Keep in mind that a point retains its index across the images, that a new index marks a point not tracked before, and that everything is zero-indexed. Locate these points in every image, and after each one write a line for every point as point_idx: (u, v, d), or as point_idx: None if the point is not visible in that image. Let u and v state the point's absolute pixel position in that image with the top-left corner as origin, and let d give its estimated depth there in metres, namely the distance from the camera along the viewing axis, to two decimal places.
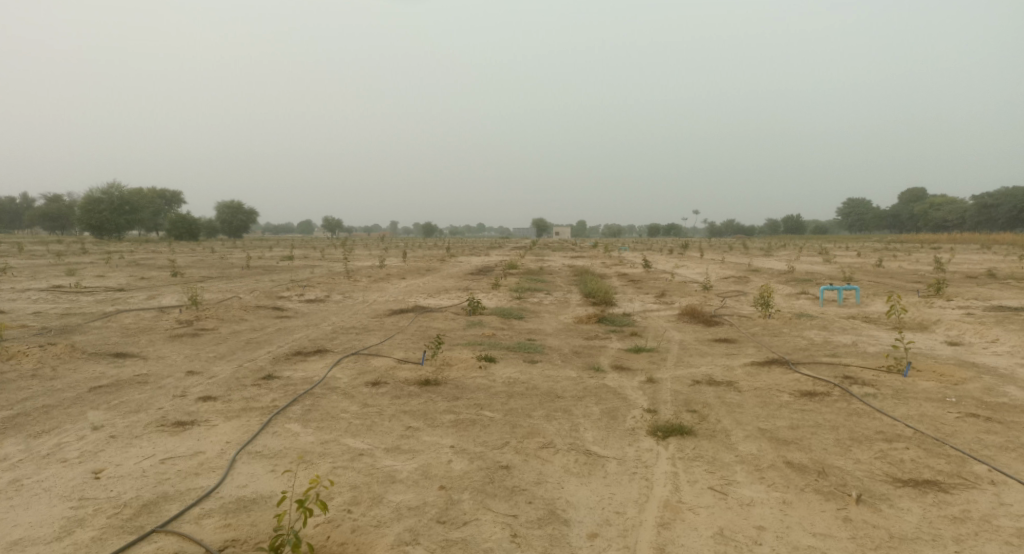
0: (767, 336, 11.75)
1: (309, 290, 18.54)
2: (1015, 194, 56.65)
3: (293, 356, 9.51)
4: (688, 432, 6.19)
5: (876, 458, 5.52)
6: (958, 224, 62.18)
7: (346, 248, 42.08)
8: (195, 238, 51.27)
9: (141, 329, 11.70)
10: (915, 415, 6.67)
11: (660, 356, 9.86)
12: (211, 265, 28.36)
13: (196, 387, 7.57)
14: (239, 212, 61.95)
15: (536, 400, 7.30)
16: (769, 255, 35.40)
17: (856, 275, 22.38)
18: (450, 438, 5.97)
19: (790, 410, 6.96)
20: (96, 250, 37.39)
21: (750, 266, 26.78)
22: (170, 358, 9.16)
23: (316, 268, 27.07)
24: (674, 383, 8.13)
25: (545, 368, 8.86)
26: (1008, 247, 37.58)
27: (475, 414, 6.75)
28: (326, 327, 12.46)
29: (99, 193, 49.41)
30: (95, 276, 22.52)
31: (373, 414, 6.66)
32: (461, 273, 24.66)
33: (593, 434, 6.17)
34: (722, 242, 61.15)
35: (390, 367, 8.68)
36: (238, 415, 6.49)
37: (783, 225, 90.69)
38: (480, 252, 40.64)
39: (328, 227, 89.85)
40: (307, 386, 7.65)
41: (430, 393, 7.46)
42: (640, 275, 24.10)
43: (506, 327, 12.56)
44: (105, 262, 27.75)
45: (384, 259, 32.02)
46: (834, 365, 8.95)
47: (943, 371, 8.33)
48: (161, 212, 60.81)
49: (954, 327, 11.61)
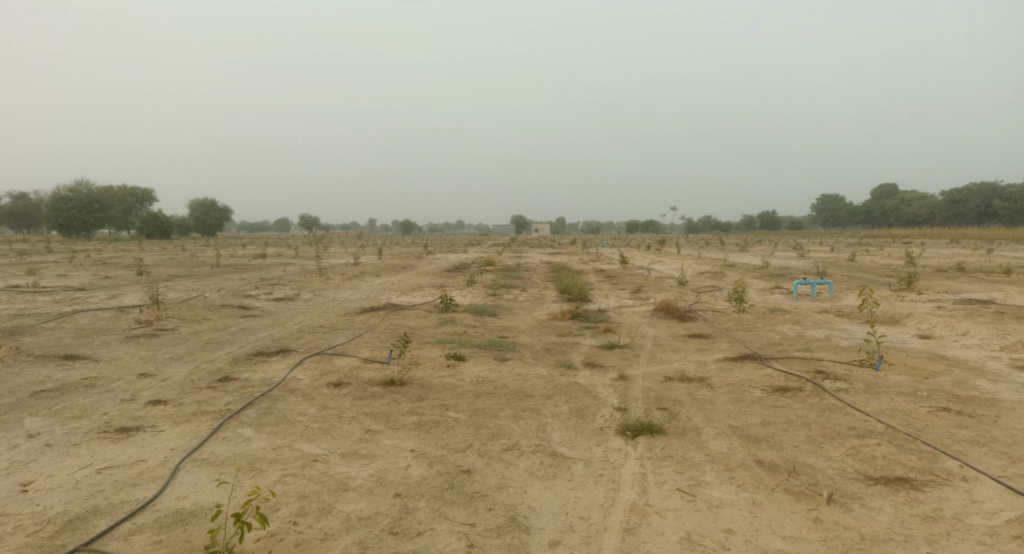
0: (741, 330, 11.67)
1: (279, 288, 18.09)
2: (982, 189, 57.65)
3: (254, 356, 9.17)
4: (658, 431, 6.00)
5: (848, 456, 5.39)
6: (928, 220, 63.25)
7: (321, 245, 41.48)
8: (167, 237, 50.14)
9: (96, 331, 11.24)
10: (886, 410, 6.56)
11: (633, 352, 9.68)
12: (180, 263, 27.66)
13: (146, 391, 7.22)
14: (213, 211, 60.70)
15: (504, 400, 7.08)
16: (745, 250, 35.66)
17: (830, 269, 22.52)
18: (411, 441, 5.71)
19: (762, 406, 6.82)
20: (62, 248, 36.40)
21: (725, 261, 26.83)
22: (123, 360, 8.77)
23: (288, 265, 26.58)
24: (646, 380, 7.96)
25: (515, 366, 8.63)
26: (977, 241, 38.26)
27: (439, 415, 6.50)
28: (292, 326, 12.09)
29: (67, 191, 48.10)
30: (57, 275, 21.77)
31: (332, 417, 6.37)
32: (436, 271, 24.35)
33: (560, 435, 5.96)
34: (700, 239, 61.52)
35: (355, 367, 8.38)
36: (187, 420, 6.17)
37: (758, 221, 91.57)
38: (457, 249, 40.34)
39: (305, 225, 88.98)
40: (265, 388, 7.34)
41: (394, 394, 7.19)
42: (617, 271, 24.02)
43: (478, 324, 12.33)
44: (68, 262, 26.87)
45: (359, 256, 31.56)
46: (807, 360, 8.86)
47: (914, 365, 8.26)
48: (131, 209, 59.36)
49: (926, 321, 11.61)
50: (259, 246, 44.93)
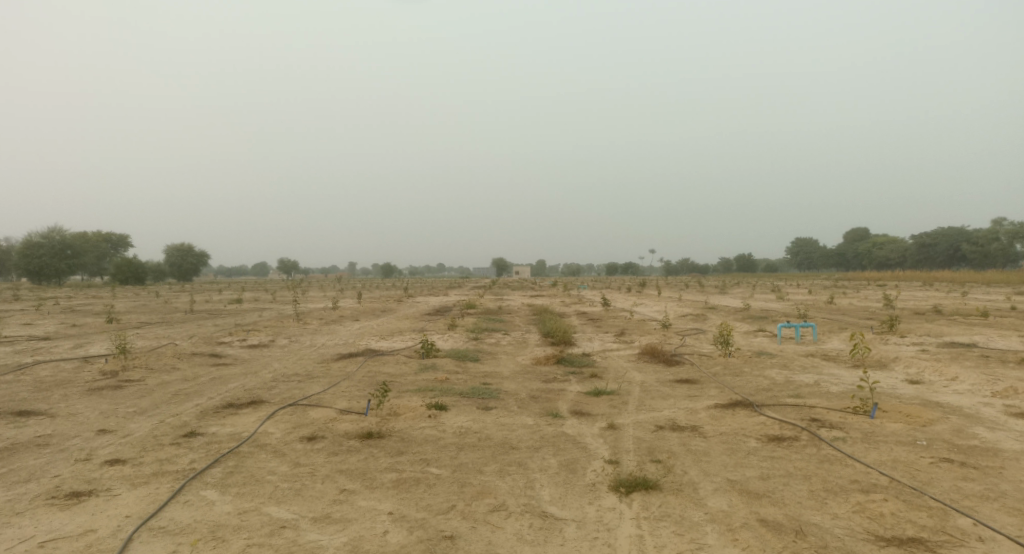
0: (729, 375, 11.43)
1: (253, 335, 17.52)
2: (951, 233, 58.97)
3: (223, 409, 8.66)
4: (653, 486, 5.66)
5: (854, 513, 5.10)
6: (900, 263, 64.38)
7: (300, 289, 40.86)
8: (140, 283, 49.02)
9: (56, 383, 10.62)
10: (887, 461, 6.31)
11: (621, 400, 9.35)
12: (152, 310, 26.87)
13: (104, 449, 6.70)
14: (188, 255, 59.79)
15: (489, 453, 6.69)
16: (725, 292, 35.87)
17: (811, 311, 22.56)
18: (390, 501, 5.31)
19: (759, 458, 6.51)
20: (30, 295, 35.29)
21: (706, 303, 26.83)
22: (82, 415, 8.22)
23: (265, 310, 26.03)
24: (636, 430, 7.62)
25: (500, 416, 8.24)
26: (948, 284, 38.89)
27: (421, 471, 6.09)
28: (266, 375, 11.58)
29: (39, 237, 47.07)
30: (21, 324, 20.93)
31: (304, 476, 5.94)
32: (417, 315, 23.95)
33: (549, 493, 5.58)
34: (679, 281, 61.73)
35: (330, 419, 7.92)
36: (146, 482, 5.68)
37: (735, 264, 92.59)
38: (438, 292, 39.94)
39: (283, 268, 88.29)
40: (233, 444, 6.87)
41: (372, 448, 6.77)
42: (600, 313, 23.82)
43: (460, 370, 11.94)
44: (35, 309, 25.97)
45: (338, 300, 31.02)
46: (800, 407, 8.60)
47: (909, 412, 8.05)
48: (105, 255, 58.16)
49: (913, 365, 11.48)
50: (236, 290, 44.19)
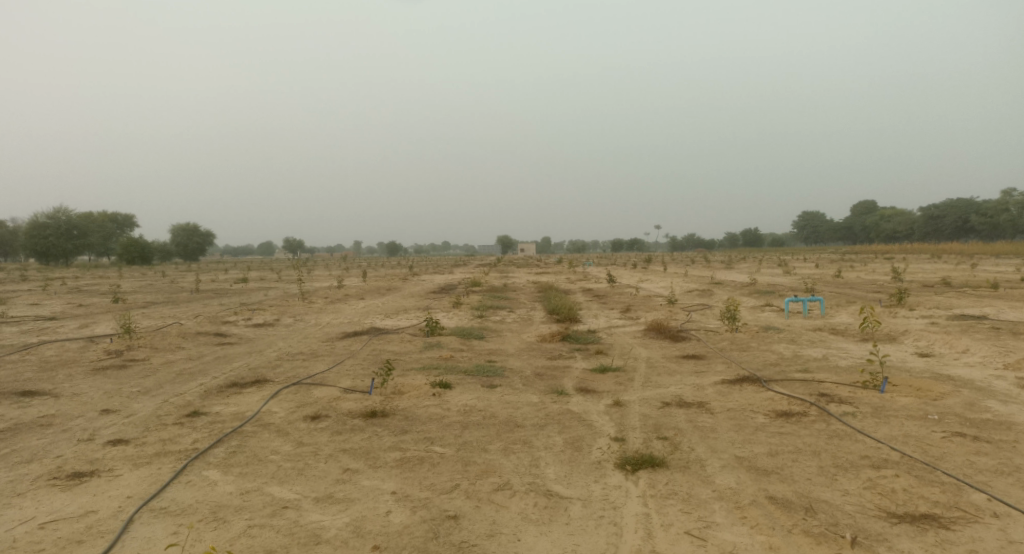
0: (736, 350, 11.33)
1: (258, 314, 17.47)
2: (960, 205, 58.32)
3: (227, 388, 8.62)
4: (660, 464, 5.58)
5: (865, 489, 5.02)
6: (907, 235, 63.82)
7: (305, 268, 40.80)
8: (147, 263, 49.13)
9: (61, 363, 10.61)
10: (898, 436, 6.21)
11: (627, 376, 9.26)
12: (158, 290, 26.90)
13: (107, 429, 6.68)
14: (194, 235, 59.81)
15: (493, 431, 6.62)
16: (731, 267, 35.62)
17: (818, 285, 22.39)
18: (393, 481, 5.25)
19: (767, 434, 6.42)
20: (37, 276, 35.40)
21: (712, 279, 26.65)
22: (86, 395, 8.21)
23: (270, 289, 26.01)
24: (642, 407, 7.53)
25: (504, 393, 8.17)
26: (957, 257, 38.53)
27: (425, 450, 6.03)
28: (270, 354, 11.53)
29: (45, 217, 47.05)
30: (28, 305, 20.98)
31: (307, 455, 5.89)
32: (422, 292, 23.87)
33: (555, 471, 5.52)
34: (685, 256, 61.42)
35: (334, 398, 7.87)
36: (148, 462, 5.64)
37: (741, 238, 92.08)
38: (442, 270, 39.90)
39: (289, 247, 88.40)
40: (236, 424, 6.83)
41: (376, 427, 6.71)
42: (605, 290, 23.70)
43: (465, 348, 11.88)
44: (42, 290, 26.03)
45: (343, 279, 30.95)
46: (809, 382, 8.48)
47: (920, 386, 7.93)
48: (111, 235, 58.24)
49: (923, 338, 11.34)
50: (242, 269, 44.19)
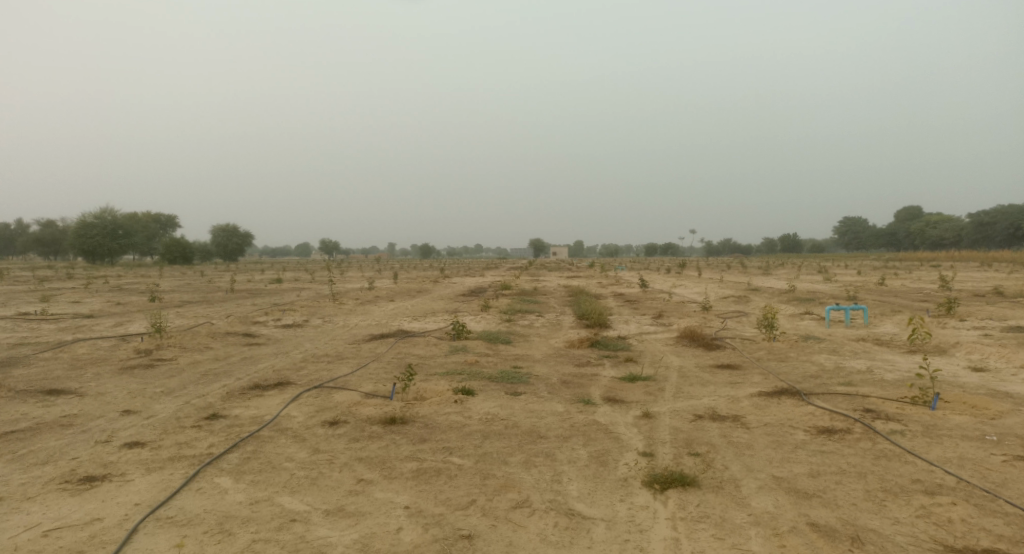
0: (773, 361, 10.83)
1: (288, 315, 17.49)
2: (1011, 212, 55.88)
3: (249, 390, 8.52)
4: (691, 483, 5.22)
5: (918, 518, 4.59)
6: (954, 242, 61.45)
7: (338, 270, 41.12)
8: (188, 263, 50.23)
9: (91, 361, 10.71)
10: (953, 458, 5.73)
11: (657, 386, 8.88)
12: (195, 289, 27.34)
13: (125, 431, 6.60)
14: (234, 236, 60.91)
15: (515, 442, 6.34)
16: (769, 273, 34.70)
17: (861, 293, 21.53)
18: (407, 494, 5.02)
19: (808, 453, 6.00)
20: (81, 274, 36.37)
21: (749, 285, 25.91)
22: (110, 394, 8.20)
23: (303, 290, 26.21)
24: (673, 420, 7.16)
25: (529, 402, 7.88)
26: (1010, 265, 36.77)
27: (442, 461, 5.78)
28: (296, 356, 11.46)
29: (92, 217, 48.44)
30: (70, 302, 21.47)
31: (322, 463, 5.70)
32: (452, 295, 23.74)
33: (578, 487, 5.21)
34: (719, 261, 60.02)
35: (354, 403, 7.69)
36: (160, 467, 5.51)
37: (779, 244, 90.05)
38: (474, 273, 39.80)
39: (325, 248, 89.89)
40: (253, 428, 6.69)
41: (394, 435, 6.49)
42: (638, 295, 23.22)
43: (492, 353, 11.63)
44: (85, 288, 26.67)
45: (375, 281, 31.00)
46: (852, 396, 7.99)
47: (975, 404, 7.38)
48: (155, 235, 59.63)
49: (976, 351, 10.67)
50: (279, 269, 44.81)
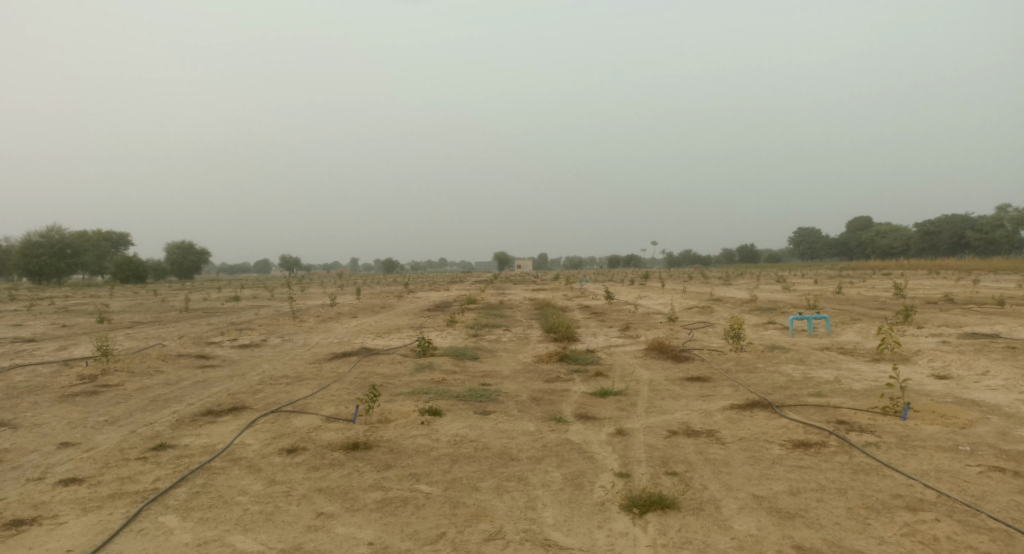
0: (743, 372, 10.77)
1: (245, 334, 16.82)
2: (955, 221, 58.14)
3: (201, 417, 8.02)
4: (670, 506, 5.02)
5: (903, 537, 4.51)
6: (904, 251, 63.50)
7: (298, 287, 40.15)
8: (141, 281, 48.49)
9: (29, 389, 9.99)
10: (930, 470, 5.67)
11: (629, 401, 8.68)
12: (147, 309, 26.24)
13: (61, 466, 6.07)
14: (190, 253, 59.17)
15: (486, 465, 6.05)
16: (730, 283, 35.17)
17: (821, 302, 21.88)
18: (372, 528, 4.71)
19: (786, 468, 5.87)
20: (24, 296, 34.62)
21: (712, 295, 26.10)
22: (48, 426, 7.60)
23: (262, 308, 25.37)
24: (647, 436, 6.96)
25: (499, 421, 7.59)
26: (955, 272, 38.04)
27: (409, 489, 5.45)
28: (253, 378, 10.92)
29: (38, 236, 46.36)
30: (9, 326, 20.28)
31: (278, 496, 5.31)
32: (417, 310, 23.29)
33: (554, 514, 4.96)
34: (682, 272, 60.73)
35: (314, 428, 7.27)
36: (98, 506, 5.05)
37: (738, 254, 91.75)
38: (438, 287, 39.33)
39: (285, 264, 88.26)
40: (204, 459, 6.24)
41: (357, 462, 6.13)
42: (604, 307, 23.14)
43: (459, 370, 11.29)
44: (28, 310, 25.34)
45: (337, 297, 30.28)
46: (823, 407, 7.92)
47: (945, 412, 7.39)
48: (106, 254, 57.37)
49: (938, 358, 10.80)
50: (237, 287, 43.54)
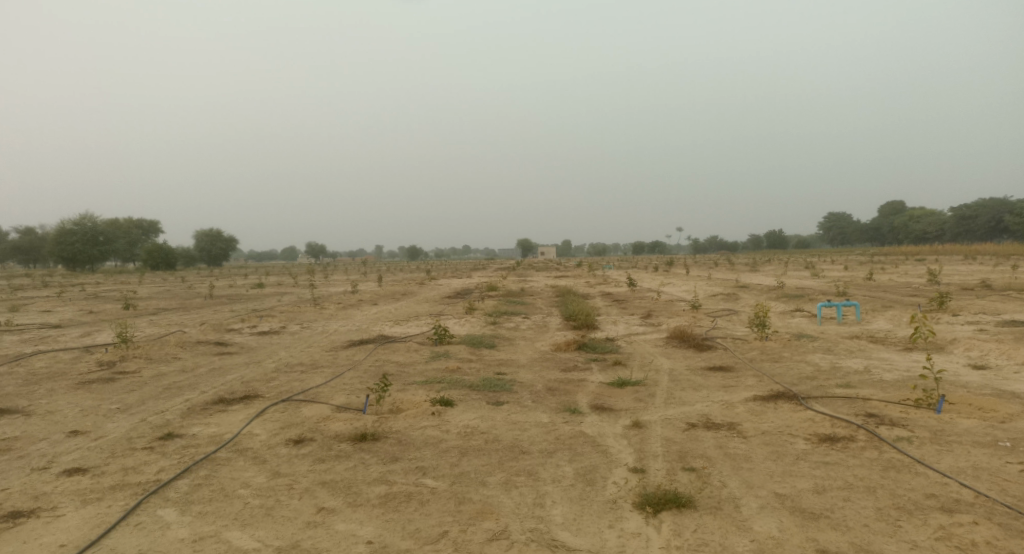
0: (768, 361, 10.39)
1: (265, 322, 16.82)
2: (993, 205, 56.20)
3: (212, 406, 7.94)
4: (686, 504, 4.76)
5: (938, 542, 4.21)
6: (938, 236, 61.66)
7: (322, 274, 40.28)
8: (170, 269, 49.20)
9: (48, 376, 10.04)
10: (967, 468, 5.32)
11: (648, 392, 8.40)
12: (173, 295, 26.48)
13: (68, 456, 6.02)
14: (218, 241, 59.79)
15: (495, 459, 5.84)
16: (756, 269, 34.44)
17: (851, 289, 21.22)
18: (372, 525, 4.54)
19: (811, 465, 5.56)
20: (56, 282, 35.28)
21: (737, 282, 25.55)
22: (60, 413, 7.59)
23: (284, 295, 25.47)
24: (665, 429, 6.69)
25: (511, 413, 7.38)
26: (993, 258, 36.66)
27: (414, 483, 5.27)
28: (269, 365, 10.85)
29: (71, 224, 47.19)
30: (38, 312, 20.61)
31: (280, 489, 5.17)
32: (438, 297, 23.16)
33: (563, 512, 4.74)
34: (708, 259, 59.87)
35: (322, 419, 7.13)
36: (98, 499, 4.96)
37: (765, 239, 90.11)
38: (461, 273, 39.20)
39: (311, 252, 89.09)
40: (211, 449, 6.14)
41: (364, 454, 5.97)
42: (626, 294, 22.77)
43: (475, 359, 11.09)
44: (59, 297, 25.75)
45: (360, 284, 30.30)
46: (852, 400, 7.55)
47: (982, 405, 6.98)
48: (136, 241, 58.37)
49: (975, 348, 10.30)
50: (263, 274, 43.92)
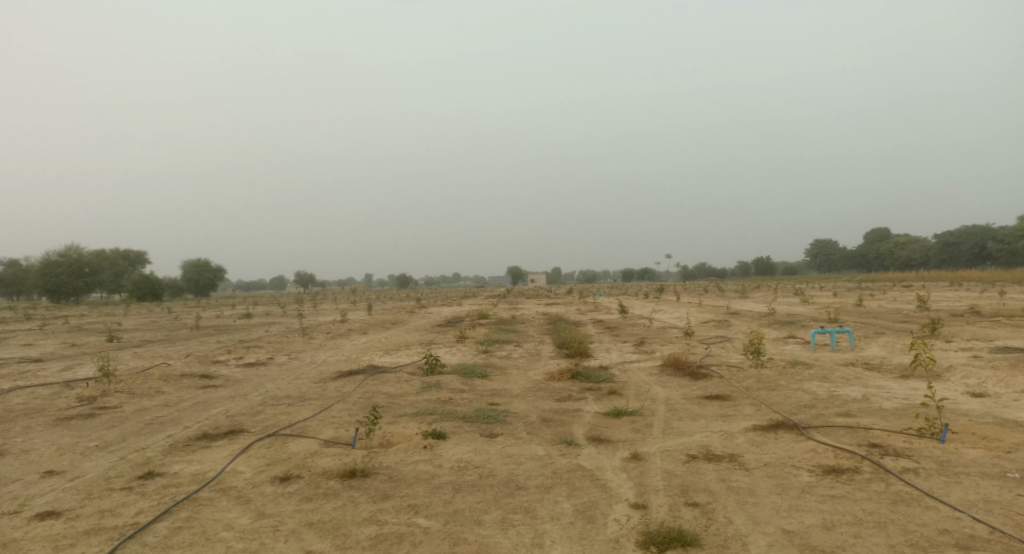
0: (765, 389, 10.24)
1: (252, 353, 16.48)
2: (977, 231, 56.91)
3: (195, 441, 7.65)
4: (692, 543, 4.56)
5: None
6: (923, 263, 62.26)
7: (311, 303, 39.84)
8: (157, 300, 48.55)
9: (25, 413, 9.69)
10: (978, 501, 5.16)
11: (645, 422, 8.20)
12: (159, 327, 26.02)
13: (41, 498, 5.73)
14: (207, 271, 59.21)
15: (491, 495, 5.62)
16: (746, 296, 34.45)
17: (842, 315, 21.20)
18: None
19: (818, 498, 5.37)
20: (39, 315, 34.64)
21: (728, 308, 25.49)
22: (36, 452, 7.28)
23: (273, 326, 25.10)
24: (665, 462, 6.49)
25: (506, 446, 7.15)
26: (978, 284, 36.97)
27: (407, 522, 5.04)
28: (255, 398, 10.56)
29: (56, 256, 46.60)
30: (19, 345, 20.13)
31: (265, 531, 4.92)
32: (428, 326, 22.90)
33: None
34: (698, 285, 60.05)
35: (310, 454, 6.87)
36: (70, 545, 4.69)
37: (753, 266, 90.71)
38: (452, 302, 38.91)
39: (300, 281, 88.53)
40: (192, 488, 5.87)
41: (353, 492, 5.72)
42: (618, 321, 22.64)
43: (467, 389, 10.86)
44: (42, 329, 25.21)
45: (349, 313, 29.94)
46: (853, 429, 7.39)
47: (986, 434, 6.85)
48: (123, 272, 57.71)
49: (972, 375, 10.20)
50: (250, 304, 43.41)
